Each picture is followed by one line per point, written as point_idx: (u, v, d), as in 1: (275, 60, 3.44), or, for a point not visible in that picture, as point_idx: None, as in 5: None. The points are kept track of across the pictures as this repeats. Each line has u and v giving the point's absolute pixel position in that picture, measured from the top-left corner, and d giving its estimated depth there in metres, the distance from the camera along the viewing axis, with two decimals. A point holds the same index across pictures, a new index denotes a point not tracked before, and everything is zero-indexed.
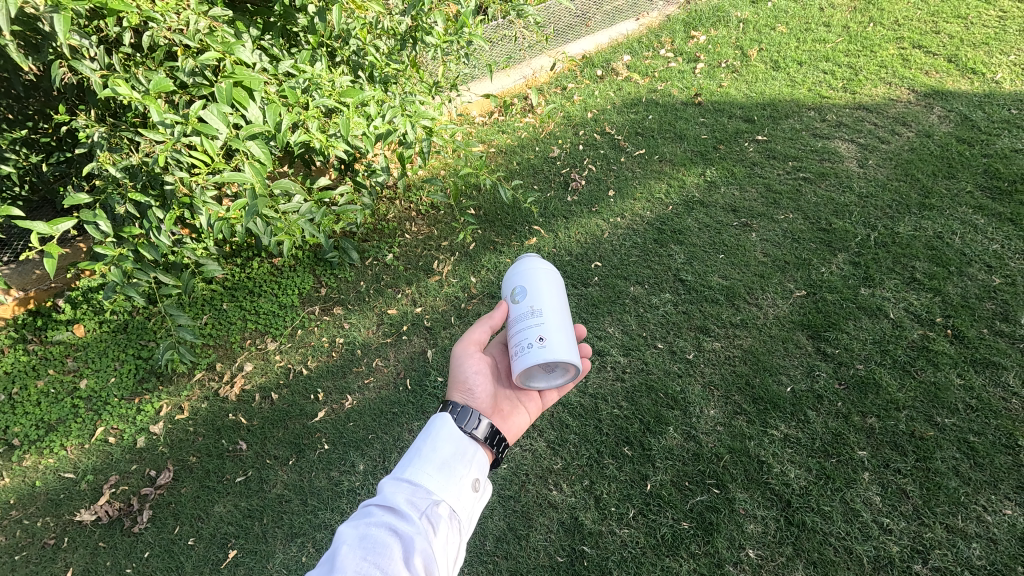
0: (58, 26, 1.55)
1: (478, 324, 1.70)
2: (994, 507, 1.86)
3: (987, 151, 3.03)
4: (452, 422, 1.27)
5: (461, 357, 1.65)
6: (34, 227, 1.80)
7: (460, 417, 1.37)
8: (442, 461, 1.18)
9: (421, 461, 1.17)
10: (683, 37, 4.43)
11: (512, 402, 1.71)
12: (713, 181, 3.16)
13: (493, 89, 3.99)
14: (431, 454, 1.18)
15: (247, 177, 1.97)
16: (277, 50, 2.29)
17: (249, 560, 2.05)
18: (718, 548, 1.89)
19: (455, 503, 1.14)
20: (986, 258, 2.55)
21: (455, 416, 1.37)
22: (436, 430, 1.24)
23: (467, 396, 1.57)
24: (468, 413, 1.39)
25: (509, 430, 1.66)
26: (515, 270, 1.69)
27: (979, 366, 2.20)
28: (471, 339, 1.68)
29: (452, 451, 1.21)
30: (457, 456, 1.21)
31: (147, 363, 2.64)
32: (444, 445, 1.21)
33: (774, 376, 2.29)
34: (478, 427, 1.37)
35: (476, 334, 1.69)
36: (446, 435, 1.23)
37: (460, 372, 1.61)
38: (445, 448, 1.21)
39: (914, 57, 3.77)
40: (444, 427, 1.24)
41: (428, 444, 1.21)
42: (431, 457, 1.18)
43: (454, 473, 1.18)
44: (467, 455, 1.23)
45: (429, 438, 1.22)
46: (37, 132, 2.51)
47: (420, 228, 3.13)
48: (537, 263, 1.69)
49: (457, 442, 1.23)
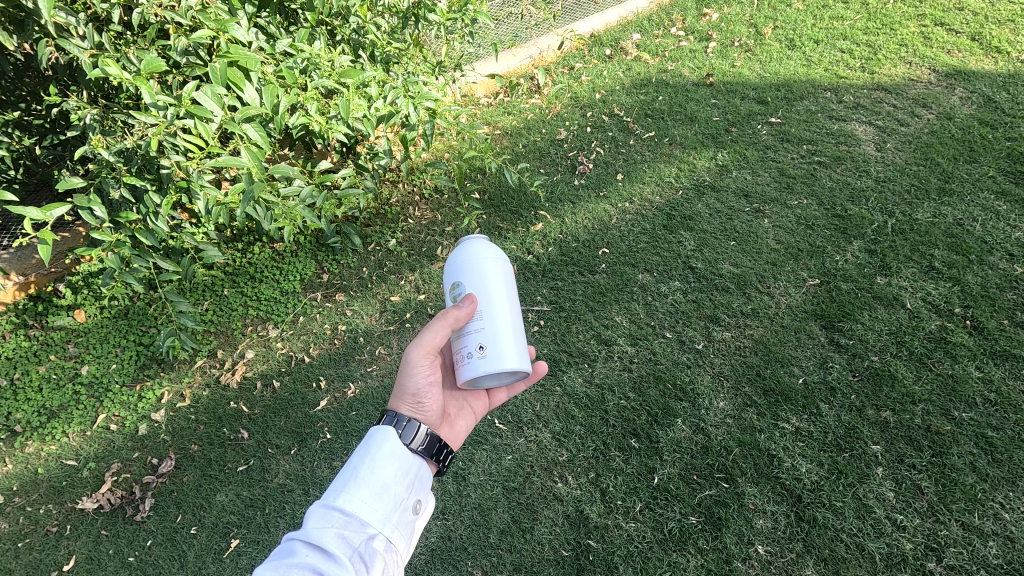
0: (41, 5, 1.49)
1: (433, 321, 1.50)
2: (1013, 505, 1.81)
3: (1010, 134, 2.91)
4: (396, 438, 1.24)
5: (415, 366, 1.47)
6: (27, 212, 1.76)
7: (404, 432, 1.35)
8: (380, 486, 1.15)
9: (356, 486, 1.13)
10: (695, 14, 4.27)
11: (459, 405, 1.66)
12: (726, 165, 3.06)
13: (499, 70, 3.88)
14: (369, 477, 1.15)
15: (244, 163, 1.91)
16: (274, 28, 2.16)
17: (252, 550, 2.04)
18: (726, 543, 1.86)
19: (392, 534, 1.12)
20: (1008, 246, 2.46)
21: (398, 429, 1.35)
22: (377, 446, 1.21)
23: (421, 413, 1.48)
24: (412, 424, 1.37)
25: (456, 435, 1.60)
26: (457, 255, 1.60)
27: (998, 359, 2.14)
28: (427, 346, 1.48)
29: (391, 473, 1.18)
30: (397, 479, 1.18)
31: (149, 349, 2.60)
32: (385, 468, 1.18)
33: (786, 367, 2.23)
34: (411, 435, 1.35)
35: (432, 342, 1.47)
36: (388, 454, 1.21)
37: (410, 385, 1.48)
38: (383, 469, 1.18)
39: (936, 35, 3.62)
40: (387, 445, 1.21)
41: (366, 464, 1.17)
42: (368, 481, 1.15)
43: (392, 499, 1.15)
44: (408, 476, 1.21)
45: (369, 458, 1.19)
46: (30, 114, 2.45)
47: (424, 213, 3.06)
48: (488, 249, 1.60)
49: (399, 460, 1.21)
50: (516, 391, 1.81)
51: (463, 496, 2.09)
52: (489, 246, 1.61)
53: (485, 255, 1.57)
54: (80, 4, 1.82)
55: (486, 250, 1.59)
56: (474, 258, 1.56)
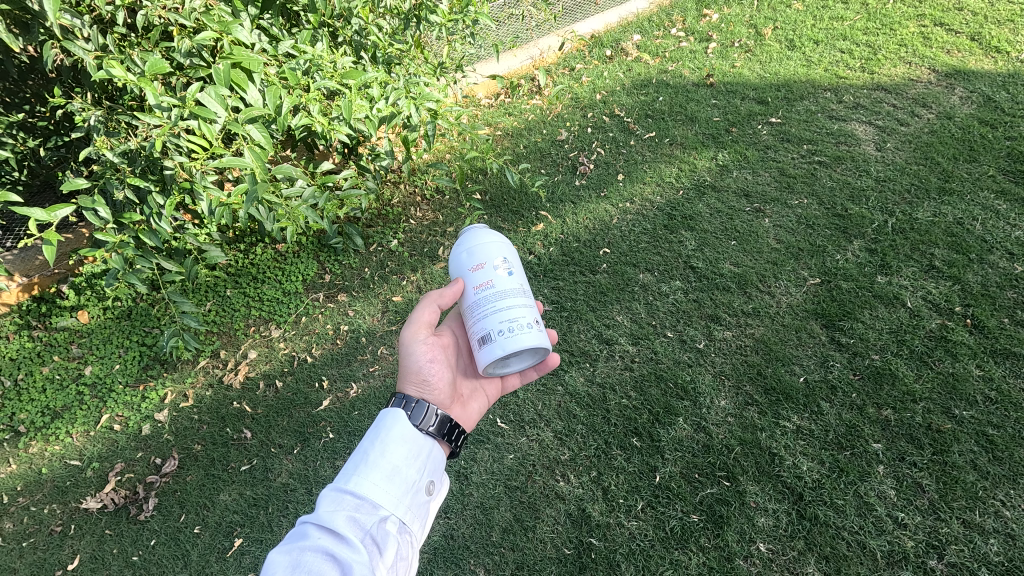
0: (47, 6, 1.50)
1: (426, 304, 1.58)
2: (1014, 502, 1.82)
3: (1010, 133, 2.92)
4: (405, 421, 1.24)
5: (411, 344, 1.56)
6: (32, 213, 1.76)
7: (414, 414, 1.34)
8: (391, 469, 1.15)
9: (367, 469, 1.14)
10: (696, 15, 4.29)
11: (470, 387, 1.68)
12: (726, 165, 3.07)
13: (499, 71, 3.90)
14: (379, 461, 1.16)
15: (247, 163, 1.92)
16: (277, 30, 2.18)
17: (255, 549, 2.05)
18: (728, 541, 1.86)
19: (405, 515, 1.12)
20: (1009, 245, 2.46)
21: (406, 410, 1.34)
22: (386, 430, 1.22)
23: (428, 391, 1.52)
24: (422, 406, 1.36)
25: (468, 417, 1.61)
26: (464, 243, 1.60)
27: (999, 357, 2.14)
28: (420, 323, 1.59)
29: (401, 455, 1.18)
30: (407, 461, 1.18)
31: (152, 350, 2.61)
32: (395, 450, 1.18)
33: (788, 366, 2.24)
34: (424, 420, 1.34)
35: (426, 317, 1.59)
36: (398, 437, 1.21)
37: (413, 363, 1.54)
38: (394, 452, 1.18)
39: (936, 35, 3.63)
40: (395, 428, 1.22)
41: (376, 448, 1.18)
42: (379, 464, 1.15)
43: (404, 481, 1.16)
44: (419, 458, 1.21)
45: (379, 441, 1.19)
46: (34, 116, 2.46)
47: (425, 213, 3.07)
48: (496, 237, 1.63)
49: (408, 443, 1.21)
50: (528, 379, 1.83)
51: (466, 495, 2.10)
52: (499, 233, 1.63)
53: (499, 239, 1.60)
54: (84, 7, 1.84)
55: (498, 236, 1.62)
56: (489, 241, 1.58)
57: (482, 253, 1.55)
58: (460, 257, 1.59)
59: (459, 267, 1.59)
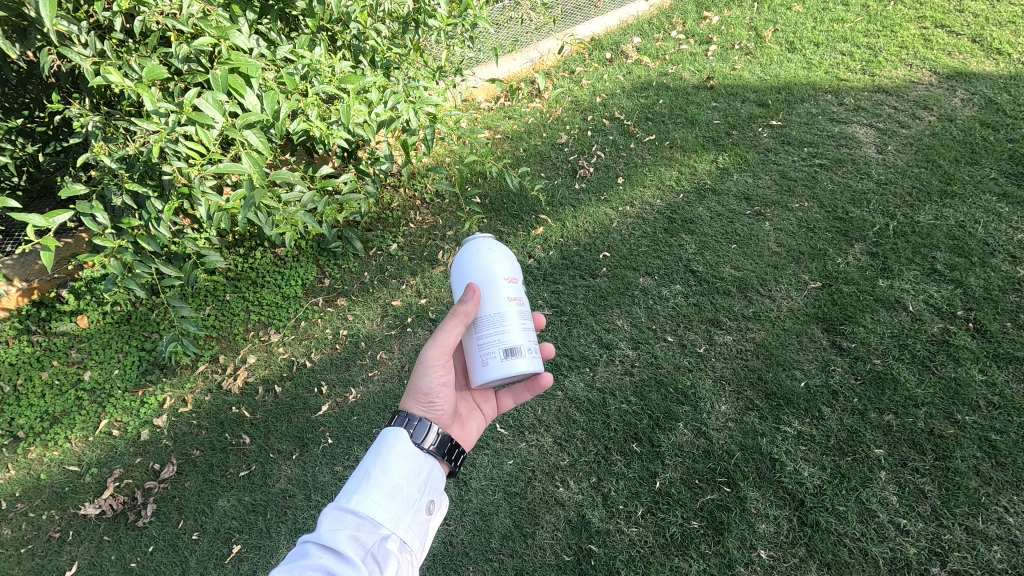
0: (43, 12, 1.49)
1: (449, 327, 1.49)
2: (1017, 508, 1.80)
3: (1012, 135, 2.91)
4: (406, 439, 1.25)
5: (427, 366, 1.50)
6: (30, 219, 1.76)
7: (416, 432, 1.34)
8: (392, 487, 1.15)
9: (369, 487, 1.13)
10: (696, 17, 4.28)
11: (469, 407, 1.67)
12: (726, 168, 3.06)
13: (499, 74, 3.91)
14: (380, 479, 1.15)
15: (244, 168, 1.91)
16: (275, 35, 2.19)
17: (253, 555, 2.04)
18: (728, 548, 1.85)
19: (405, 534, 1.12)
20: (1011, 248, 2.45)
21: (409, 428, 1.35)
22: (387, 448, 1.22)
23: (433, 412, 1.49)
24: (423, 424, 1.36)
25: (468, 435, 1.60)
26: (480, 251, 1.58)
27: (1002, 361, 2.13)
28: (440, 347, 1.50)
29: (402, 473, 1.18)
30: (408, 480, 1.18)
31: (151, 355, 2.61)
32: (396, 469, 1.18)
33: (789, 371, 2.23)
34: (427, 437, 1.34)
35: (445, 343, 1.49)
36: (399, 455, 1.21)
37: (424, 385, 1.49)
38: (395, 470, 1.18)
39: (937, 37, 3.62)
40: (397, 447, 1.22)
41: (378, 466, 1.17)
42: (381, 483, 1.15)
43: (405, 499, 1.15)
44: (420, 476, 1.21)
45: (380, 460, 1.19)
46: (33, 121, 2.46)
47: (425, 217, 3.06)
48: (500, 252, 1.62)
49: (409, 461, 1.21)
50: (522, 399, 1.83)
51: (465, 501, 2.08)
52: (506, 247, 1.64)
53: (505, 254, 1.60)
54: (82, 13, 1.84)
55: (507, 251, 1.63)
56: (500, 256, 1.58)
57: (498, 265, 1.56)
58: (477, 266, 1.56)
59: (478, 276, 1.54)
